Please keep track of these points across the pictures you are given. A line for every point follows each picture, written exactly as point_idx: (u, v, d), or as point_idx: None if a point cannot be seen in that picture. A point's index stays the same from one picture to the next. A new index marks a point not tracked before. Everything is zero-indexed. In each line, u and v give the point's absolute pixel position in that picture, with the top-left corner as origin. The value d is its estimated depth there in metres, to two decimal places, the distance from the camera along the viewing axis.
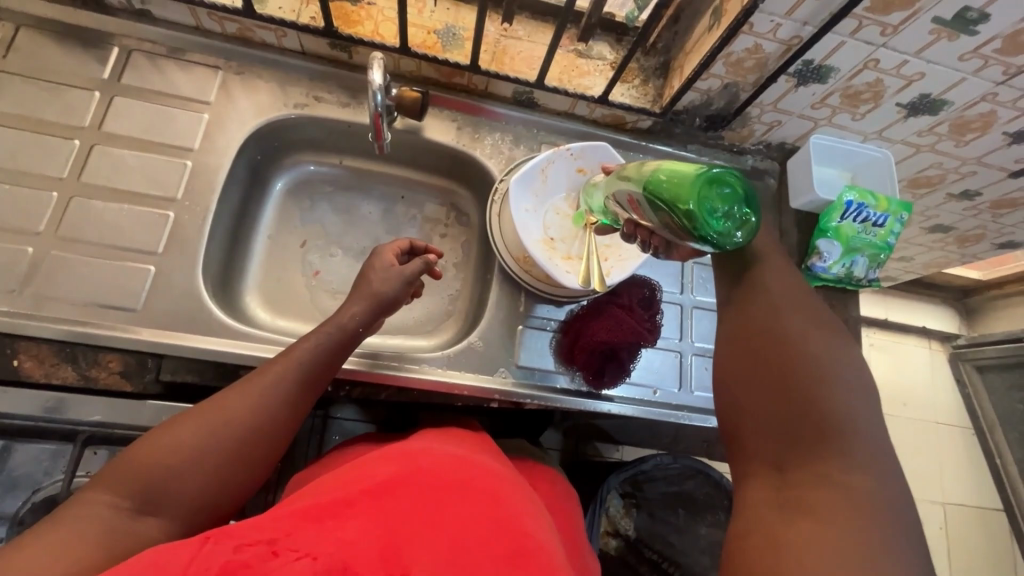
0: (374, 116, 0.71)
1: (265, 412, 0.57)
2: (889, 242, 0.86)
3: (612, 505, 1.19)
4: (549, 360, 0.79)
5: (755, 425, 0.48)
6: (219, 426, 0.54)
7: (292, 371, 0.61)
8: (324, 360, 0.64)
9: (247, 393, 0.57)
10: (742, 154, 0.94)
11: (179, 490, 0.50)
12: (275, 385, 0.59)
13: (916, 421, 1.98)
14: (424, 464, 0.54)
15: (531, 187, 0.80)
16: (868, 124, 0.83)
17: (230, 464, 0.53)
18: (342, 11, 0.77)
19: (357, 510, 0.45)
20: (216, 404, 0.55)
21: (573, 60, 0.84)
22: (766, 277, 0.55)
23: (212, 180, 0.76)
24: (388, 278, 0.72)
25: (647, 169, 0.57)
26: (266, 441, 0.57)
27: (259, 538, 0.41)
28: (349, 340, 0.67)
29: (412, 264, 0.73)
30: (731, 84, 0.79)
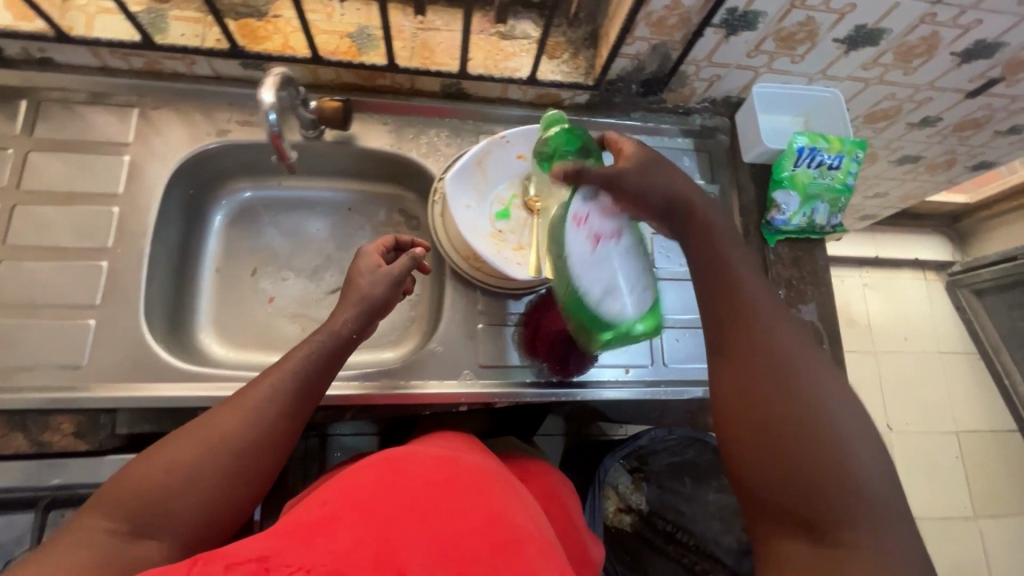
0: (273, 137, 0.68)
1: (258, 425, 0.56)
2: (849, 184, 0.82)
3: (620, 481, 1.24)
4: (513, 354, 0.77)
5: (774, 477, 0.46)
6: (213, 444, 0.53)
7: (287, 384, 0.59)
8: (319, 368, 0.63)
9: (241, 408, 0.56)
10: (689, 114, 0.91)
11: (176, 512, 0.49)
12: (268, 398, 0.58)
13: (919, 354, 1.96)
14: (406, 465, 0.55)
15: (470, 182, 0.78)
16: (808, 65, 0.80)
17: (228, 481, 0.53)
18: (248, 29, 0.75)
19: (345, 519, 0.45)
20: (208, 423, 0.55)
21: (497, 44, 0.81)
22: (750, 285, 0.54)
23: (140, 223, 0.74)
24: (375, 281, 0.70)
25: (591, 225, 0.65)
26: (261, 457, 0.56)
27: (249, 555, 0.41)
28: (344, 346, 0.66)
29: (399, 261, 0.72)
30: (660, 45, 0.75)
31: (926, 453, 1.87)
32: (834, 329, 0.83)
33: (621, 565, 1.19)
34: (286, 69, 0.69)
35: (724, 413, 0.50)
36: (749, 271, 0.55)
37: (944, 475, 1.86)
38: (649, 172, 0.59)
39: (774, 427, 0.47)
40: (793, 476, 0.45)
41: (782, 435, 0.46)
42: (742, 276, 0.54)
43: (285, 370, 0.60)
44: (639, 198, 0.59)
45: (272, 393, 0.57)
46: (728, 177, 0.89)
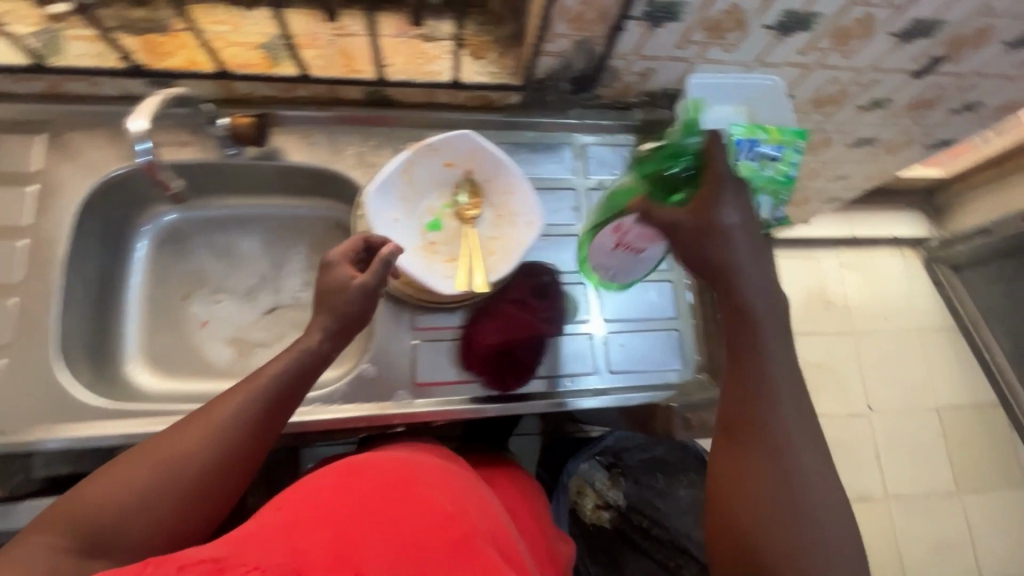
0: (146, 167, 0.66)
1: (225, 443, 0.55)
2: (790, 175, 0.79)
3: (596, 478, 1.25)
4: (449, 370, 0.75)
5: (743, 494, 0.54)
6: (178, 461, 0.53)
7: (257, 402, 0.58)
8: (290, 385, 0.60)
9: (209, 424, 0.55)
10: (629, 109, 0.88)
11: (135, 528, 0.50)
12: (236, 416, 0.56)
13: (898, 330, 1.93)
14: (367, 471, 0.56)
15: (395, 194, 0.75)
16: (743, 53, 0.76)
17: (190, 498, 0.53)
18: (151, 44, 0.71)
19: (304, 519, 0.45)
20: (175, 438, 0.54)
21: (419, 47, 0.77)
22: (771, 364, 0.57)
23: (49, 255, 0.71)
24: (348, 297, 0.64)
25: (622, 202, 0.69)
26: (228, 473, 0.55)
27: (202, 557, 0.39)
28: (318, 363, 0.63)
29: (370, 269, 0.64)
30: (584, 41, 0.72)
31: (907, 430, 1.84)
32: None
33: (597, 565, 1.21)
34: (164, 95, 0.66)
35: (718, 458, 0.57)
36: (779, 349, 0.58)
37: (928, 452, 1.83)
38: (722, 249, 0.59)
39: (760, 492, 0.53)
40: (756, 497, 0.53)
41: (766, 503, 0.53)
42: (761, 328, 0.58)
43: (256, 385, 0.58)
44: (694, 257, 0.61)
45: (241, 411, 0.56)
46: None
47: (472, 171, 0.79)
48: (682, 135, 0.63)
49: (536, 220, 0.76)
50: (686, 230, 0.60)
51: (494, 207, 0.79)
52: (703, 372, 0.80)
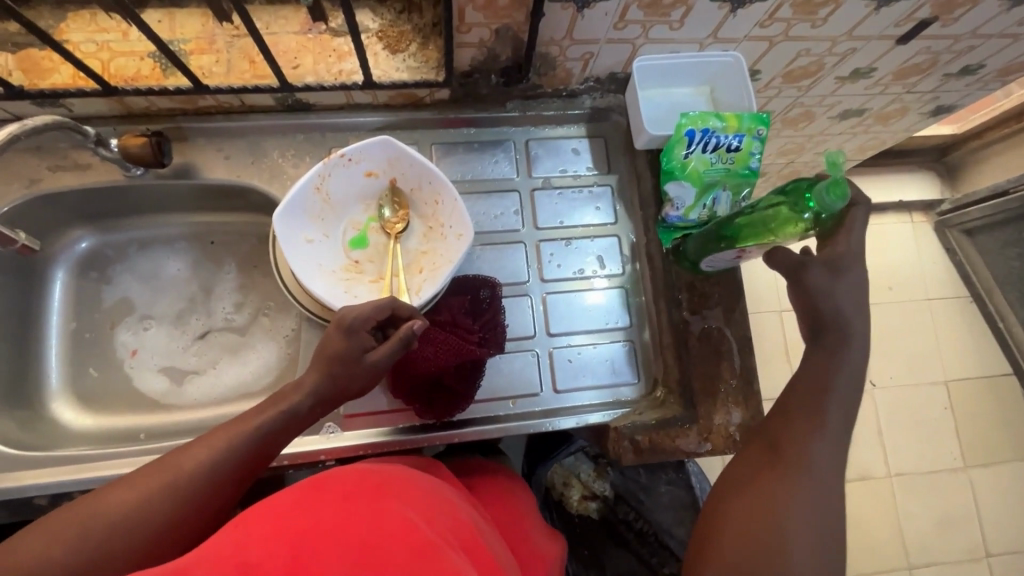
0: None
1: (192, 497, 0.50)
2: (752, 167, 0.71)
3: (581, 468, 1.18)
4: (381, 399, 0.71)
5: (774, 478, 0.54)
6: (131, 517, 0.47)
7: (233, 454, 0.52)
8: (267, 439, 0.54)
9: (170, 476, 0.50)
10: (576, 96, 0.79)
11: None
12: (203, 470, 0.51)
13: (909, 303, 1.71)
14: (338, 477, 0.50)
15: (311, 213, 0.69)
16: (693, 30, 0.67)
17: (139, 558, 0.47)
18: (31, 61, 0.65)
19: (259, 530, 0.42)
20: (130, 489, 0.49)
21: (329, 43, 0.70)
22: (827, 407, 0.57)
23: None
24: (357, 375, 0.58)
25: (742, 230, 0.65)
26: (187, 530, 0.49)
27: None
28: (309, 415, 0.57)
29: (389, 351, 0.57)
30: (504, 29, 0.63)
31: (912, 409, 1.65)
32: (746, 332, 0.74)
33: (577, 560, 1.14)
34: (16, 127, 0.56)
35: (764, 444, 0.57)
36: (843, 402, 0.58)
37: (938, 430, 1.65)
38: (825, 295, 0.60)
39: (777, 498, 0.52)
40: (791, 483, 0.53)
41: (783, 499, 0.52)
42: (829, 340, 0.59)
43: (234, 434, 0.53)
44: (807, 298, 0.61)
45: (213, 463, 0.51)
46: (626, 166, 0.81)
47: (396, 180, 0.72)
48: (829, 194, 0.56)
49: (464, 233, 0.69)
50: (819, 273, 0.61)
51: (423, 219, 0.73)
52: (660, 388, 0.75)
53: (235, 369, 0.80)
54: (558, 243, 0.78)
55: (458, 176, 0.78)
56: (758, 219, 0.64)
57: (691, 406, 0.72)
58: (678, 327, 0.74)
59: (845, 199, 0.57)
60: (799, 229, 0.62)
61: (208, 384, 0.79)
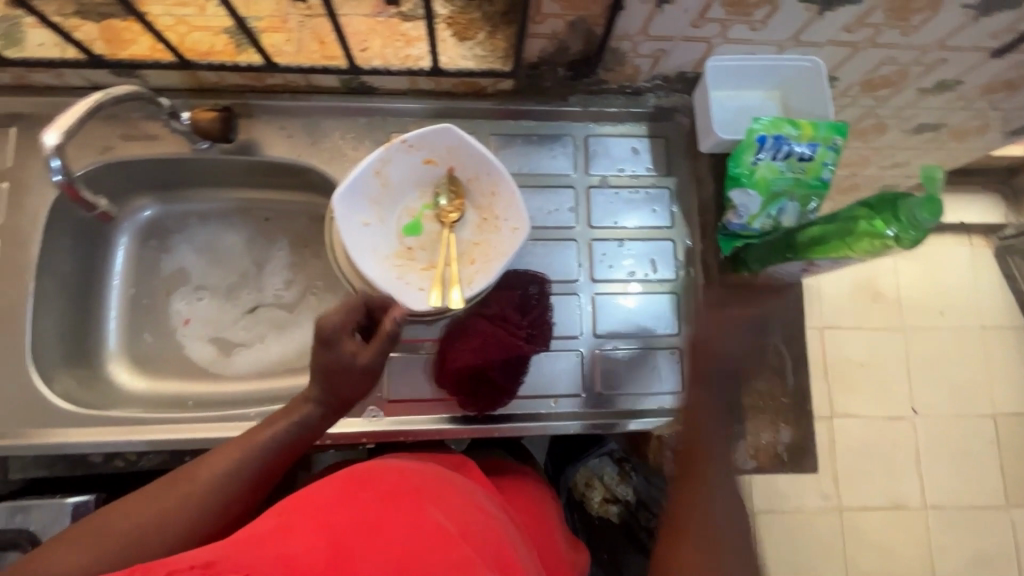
0: (65, 187, 0.63)
1: (205, 510, 0.52)
2: (823, 177, 0.68)
3: (605, 471, 1.15)
4: (424, 386, 0.71)
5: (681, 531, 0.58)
6: (148, 529, 0.49)
7: (247, 466, 0.54)
8: (282, 451, 0.57)
9: (185, 490, 0.52)
10: (640, 94, 0.77)
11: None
12: (219, 483, 0.53)
13: (960, 330, 1.62)
14: (372, 477, 0.50)
15: (368, 196, 0.69)
16: (774, 31, 0.64)
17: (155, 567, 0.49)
18: (110, 31, 0.67)
19: (297, 524, 0.42)
20: (145, 504, 0.50)
21: (397, 27, 0.69)
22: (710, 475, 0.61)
23: (24, 257, 0.70)
24: (350, 380, 0.58)
25: (812, 239, 0.62)
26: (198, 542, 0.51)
27: (193, 562, 0.38)
28: (318, 426, 0.59)
29: (376, 347, 0.58)
30: (579, 21, 0.61)
31: (955, 440, 1.56)
32: (799, 349, 0.72)
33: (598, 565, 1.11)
34: (100, 95, 0.59)
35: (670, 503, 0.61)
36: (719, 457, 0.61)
37: (981, 466, 1.56)
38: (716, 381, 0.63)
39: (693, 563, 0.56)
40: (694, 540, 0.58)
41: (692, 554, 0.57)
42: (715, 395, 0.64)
43: (249, 447, 0.55)
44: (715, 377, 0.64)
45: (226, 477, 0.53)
46: (686, 170, 0.79)
47: (454, 169, 0.72)
48: (918, 209, 0.53)
49: (521, 227, 0.69)
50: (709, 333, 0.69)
51: (478, 209, 0.72)
52: None
53: (282, 345, 0.82)
54: (611, 244, 0.77)
55: (514, 168, 0.77)
56: (831, 233, 0.60)
57: (739, 422, 0.70)
58: None
59: (940, 216, 0.53)
60: (876, 246, 0.57)
61: (255, 358, 0.81)
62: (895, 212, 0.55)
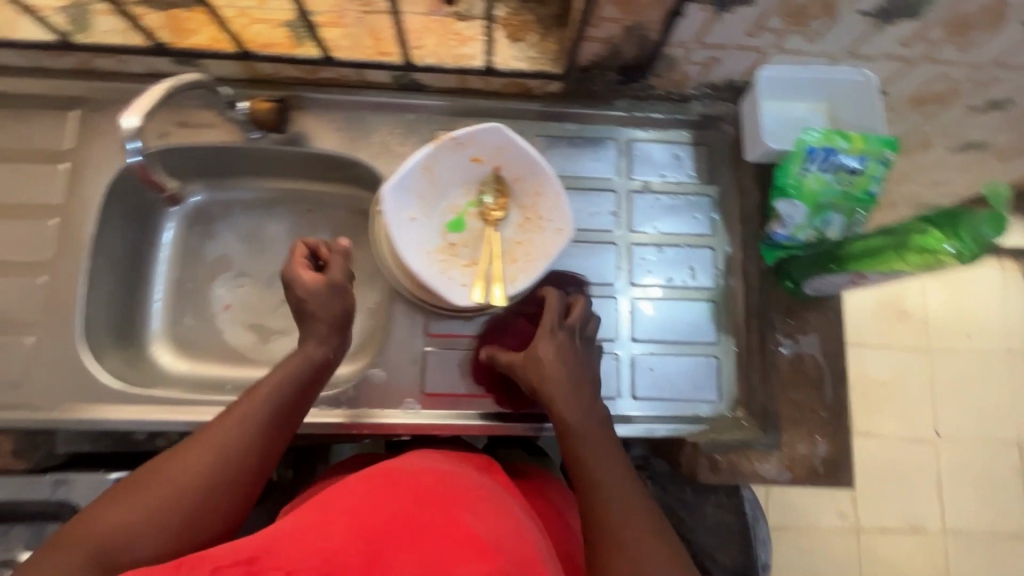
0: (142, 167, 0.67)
1: (237, 453, 0.53)
2: (871, 192, 0.67)
3: None
4: (460, 382, 0.72)
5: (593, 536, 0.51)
6: (186, 478, 0.50)
7: (268, 406, 0.56)
8: (297, 390, 0.59)
9: (215, 438, 0.53)
10: (686, 101, 0.77)
11: (139, 557, 0.46)
12: (244, 427, 0.54)
13: (991, 353, 1.58)
14: (403, 483, 0.52)
15: (415, 191, 0.70)
16: (829, 44, 0.64)
17: (199, 514, 0.50)
18: (174, 20, 0.69)
19: (335, 525, 0.44)
20: (181, 458, 0.51)
21: (450, 27, 0.70)
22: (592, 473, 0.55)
23: (79, 235, 0.72)
24: (327, 301, 0.64)
25: (864, 250, 0.61)
26: (237, 488, 0.52)
27: (237, 558, 0.40)
28: (323, 365, 0.62)
29: (335, 265, 0.65)
30: (635, 27, 0.62)
31: (980, 465, 1.52)
32: (841, 363, 0.71)
33: None
34: (172, 83, 0.60)
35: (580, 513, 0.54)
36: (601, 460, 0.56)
37: (1006, 494, 1.52)
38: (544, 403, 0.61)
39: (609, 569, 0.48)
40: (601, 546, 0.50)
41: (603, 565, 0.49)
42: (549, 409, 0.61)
43: (266, 389, 0.57)
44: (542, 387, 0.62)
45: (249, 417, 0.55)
46: (728, 178, 0.78)
47: (500, 168, 0.73)
48: (982, 222, 0.53)
49: (565, 228, 0.69)
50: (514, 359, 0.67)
51: (522, 209, 0.73)
52: (740, 408, 0.73)
53: None
54: (651, 249, 0.77)
55: (557, 170, 0.78)
56: (884, 244, 0.59)
57: (775, 432, 0.70)
58: (770, 350, 0.71)
59: (1003, 233, 0.53)
60: (931, 260, 0.56)
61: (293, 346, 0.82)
62: (957, 227, 0.54)
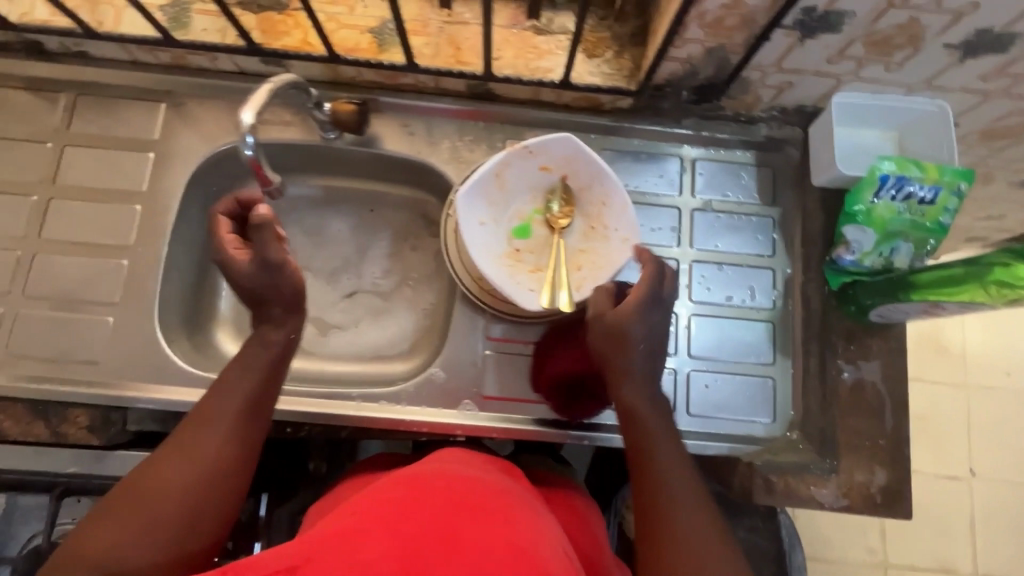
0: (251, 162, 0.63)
1: (216, 449, 0.53)
2: (942, 222, 0.68)
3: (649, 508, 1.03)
4: (519, 386, 0.73)
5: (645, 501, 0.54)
6: (167, 483, 0.50)
7: (233, 401, 0.56)
8: (262, 380, 0.58)
9: (189, 439, 0.53)
10: (753, 123, 0.78)
11: (147, 565, 0.47)
12: (215, 424, 0.54)
13: None
14: (434, 483, 0.49)
15: (485, 196, 0.72)
16: (908, 74, 0.65)
17: (190, 515, 0.50)
18: (268, 22, 0.72)
19: (368, 525, 0.43)
20: (160, 466, 0.51)
21: (530, 40, 0.73)
22: (646, 442, 0.57)
23: (161, 222, 0.75)
24: (266, 277, 0.62)
25: (944, 279, 0.63)
26: (220, 485, 0.52)
27: (278, 566, 0.41)
28: (283, 352, 0.62)
29: (268, 243, 0.61)
30: (717, 48, 0.64)
31: (1017, 509, 1.47)
32: (901, 392, 0.71)
33: None
34: (274, 82, 0.63)
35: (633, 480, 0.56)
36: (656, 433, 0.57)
37: None
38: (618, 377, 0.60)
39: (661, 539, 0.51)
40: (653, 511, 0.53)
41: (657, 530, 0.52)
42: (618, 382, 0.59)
43: (228, 384, 0.57)
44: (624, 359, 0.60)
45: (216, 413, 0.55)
46: (793, 201, 0.78)
47: (568, 178, 0.74)
48: None
49: (631, 238, 0.71)
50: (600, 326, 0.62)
51: (587, 218, 0.74)
52: (795, 430, 0.73)
53: (374, 331, 0.84)
54: (711, 267, 0.77)
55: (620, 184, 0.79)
56: (965, 274, 0.62)
57: (833, 458, 0.70)
58: (831, 374, 0.72)
59: None
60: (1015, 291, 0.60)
61: (349, 340, 0.84)
62: None
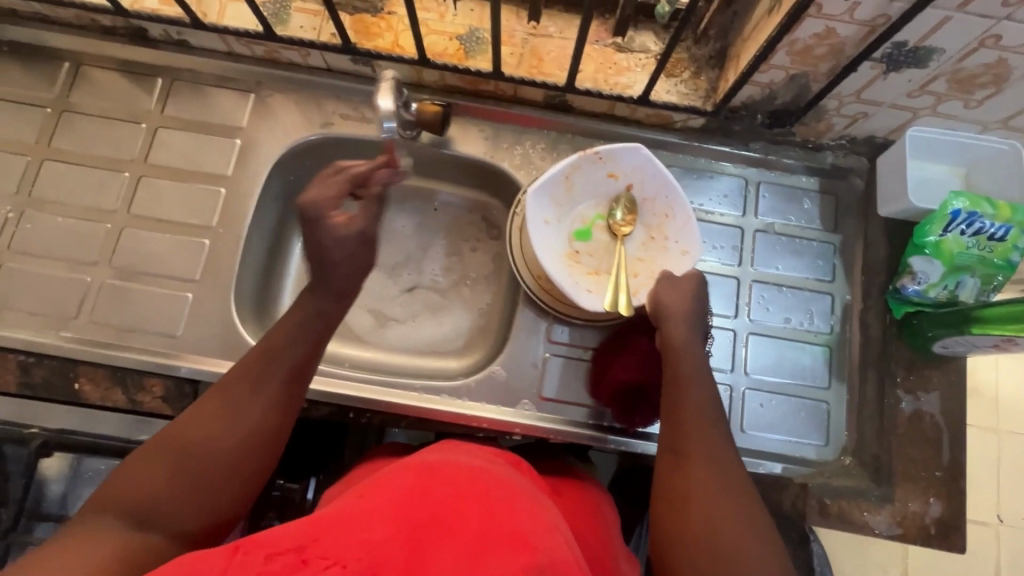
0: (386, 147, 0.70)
1: (254, 416, 0.54)
2: (1012, 260, 0.69)
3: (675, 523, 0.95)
4: (576, 390, 0.74)
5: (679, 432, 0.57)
6: (204, 441, 0.52)
7: (274, 373, 0.57)
8: (303, 355, 0.59)
9: (227, 403, 0.54)
10: (819, 150, 0.80)
11: (181, 518, 0.49)
12: (256, 393, 0.55)
13: None
14: (441, 469, 0.48)
15: (552, 196, 0.74)
16: (985, 112, 0.67)
17: (223, 476, 0.51)
18: (362, 24, 0.76)
19: (377, 508, 0.41)
20: (196, 423, 0.52)
21: (611, 57, 0.76)
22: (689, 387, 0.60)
23: (243, 205, 0.78)
24: (335, 250, 0.63)
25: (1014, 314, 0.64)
26: (254, 451, 0.54)
27: (289, 544, 0.39)
28: (326, 330, 0.62)
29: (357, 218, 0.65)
30: (799, 75, 0.67)
31: None
32: (957, 426, 0.72)
33: None
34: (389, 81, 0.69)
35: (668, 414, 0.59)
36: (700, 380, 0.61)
37: None
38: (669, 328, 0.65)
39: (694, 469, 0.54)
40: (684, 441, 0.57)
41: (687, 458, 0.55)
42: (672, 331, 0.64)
43: (270, 355, 0.58)
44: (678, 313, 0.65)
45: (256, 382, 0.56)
46: (854, 228, 0.79)
47: (634, 188, 0.76)
48: None
49: (691, 250, 0.73)
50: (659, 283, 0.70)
51: (648, 228, 0.76)
52: (849, 455, 0.73)
53: (431, 327, 0.86)
54: (770, 288, 0.78)
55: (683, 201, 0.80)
56: None
57: (887, 486, 0.71)
58: (889, 402, 0.73)
59: None
60: None
61: (406, 334, 0.86)
62: None
